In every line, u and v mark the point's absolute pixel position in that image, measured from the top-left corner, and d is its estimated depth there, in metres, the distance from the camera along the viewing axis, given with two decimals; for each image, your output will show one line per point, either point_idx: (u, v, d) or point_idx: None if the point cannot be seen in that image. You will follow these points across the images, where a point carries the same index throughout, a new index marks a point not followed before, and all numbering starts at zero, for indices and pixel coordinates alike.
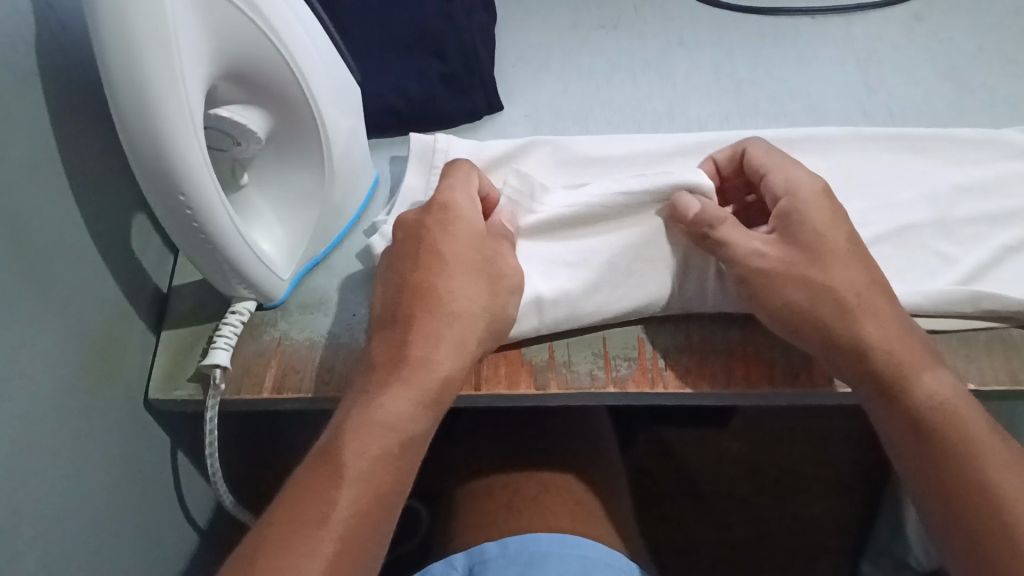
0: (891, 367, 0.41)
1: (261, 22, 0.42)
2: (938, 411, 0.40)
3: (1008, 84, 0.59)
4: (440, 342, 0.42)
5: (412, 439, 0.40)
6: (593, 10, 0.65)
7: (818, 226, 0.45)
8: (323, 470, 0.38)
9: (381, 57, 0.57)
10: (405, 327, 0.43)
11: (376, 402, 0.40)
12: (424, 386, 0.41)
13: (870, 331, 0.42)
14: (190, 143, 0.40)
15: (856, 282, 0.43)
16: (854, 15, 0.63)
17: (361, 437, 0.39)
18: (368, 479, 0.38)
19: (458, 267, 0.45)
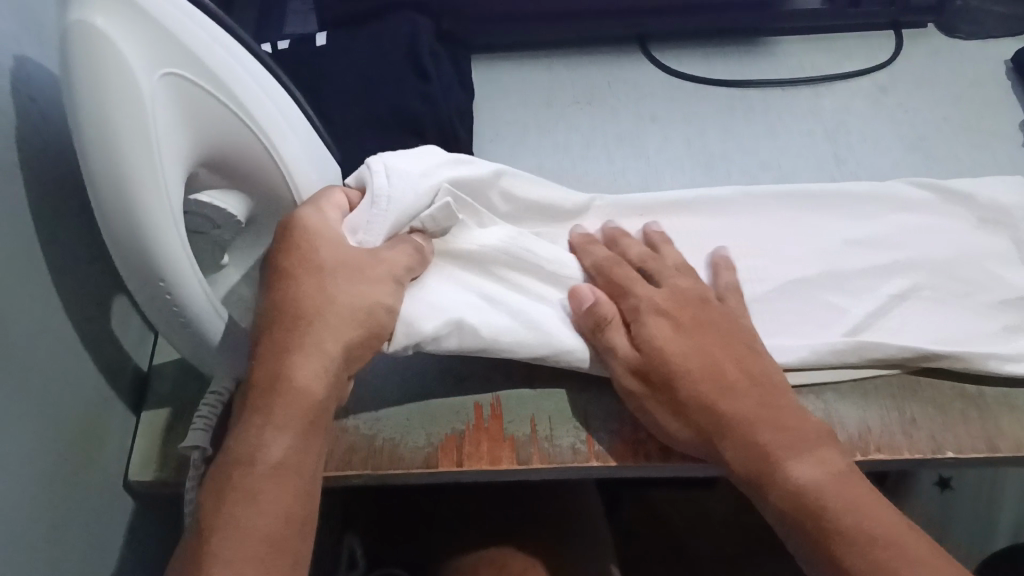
0: (763, 464, 0.40)
1: (238, 110, 0.43)
2: (807, 508, 0.38)
3: (972, 153, 0.61)
4: (298, 356, 0.39)
5: (294, 473, 0.37)
6: (566, 86, 0.66)
7: (682, 342, 0.44)
8: (207, 528, 0.35)
9: (356, 138, 0.58)
10: (263, 351, 0.39)
11: (250, 440, 0.37)
12: (289, 406, 0.38)
13: (728, 448, 0.41)
14: (172, 230, 0.41)
15: (714, 366, 0.43)
16: (822, 87, 0.65)
17: (236, 482, 0.36)
18: (250, 521, 0.35)
19: (311, 274, 0.40)
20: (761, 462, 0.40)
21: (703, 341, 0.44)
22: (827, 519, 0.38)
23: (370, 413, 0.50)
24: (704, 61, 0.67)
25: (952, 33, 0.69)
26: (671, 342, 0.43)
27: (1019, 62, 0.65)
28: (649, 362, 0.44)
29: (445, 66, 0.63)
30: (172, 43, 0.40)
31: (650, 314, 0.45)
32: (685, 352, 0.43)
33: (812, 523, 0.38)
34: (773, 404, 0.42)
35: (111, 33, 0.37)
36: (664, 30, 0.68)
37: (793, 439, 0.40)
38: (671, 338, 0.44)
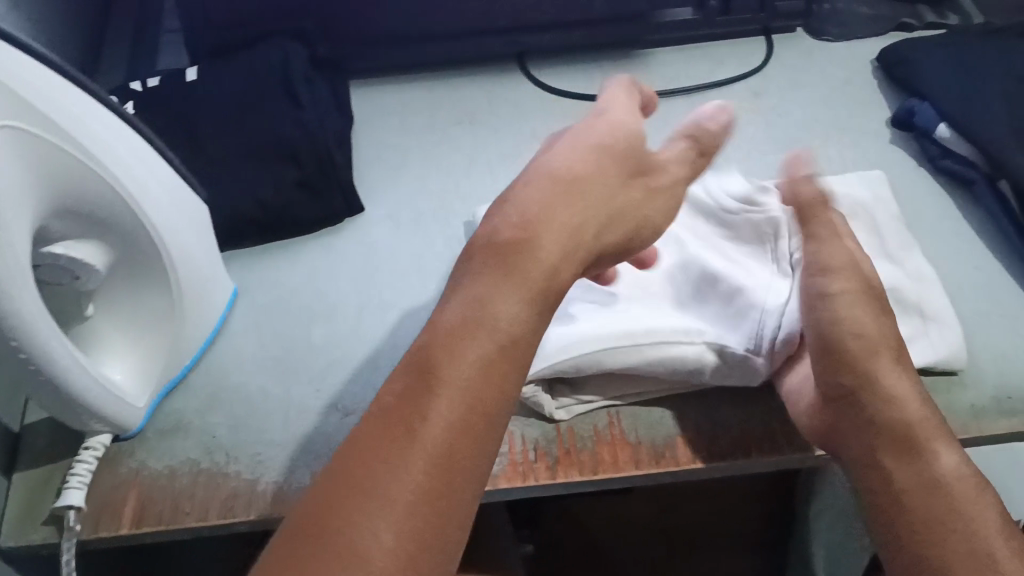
0: (915, 430, 0.44)
1: (89, 159, 0.42)
2: (930, 486, 0.42)
3: (843, 151, 0.62)
4: (552, 224, 0.39)
5: (492, 398, 0.34)
6: (447, 106, 0.66)
7: (878, 315, 0.48)
8: (423, 378, 0.34)
9: (229, 171, 0.57)
10: (477, 272, 0.38)
11: (480, 296, 0.37)
12: (538, 273, 0.38)
13: (882, 402, 0.45)
14: (21, 284, 0.39)
15: (880, 345, 0.47)
16: (697, 95, 0.66)
17: (440, 391, 0.34)
18: (471, 389, 0.34)
19: (547, 202, 0.40)
20: (918, 426, 0.44)
21: (889, 328, 0.48)
22: (941, 499, 0.41)
23: (253, 454, 0.49)
24: (582, 75, 0.68)
25: (820, 34, 0.71)
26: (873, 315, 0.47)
27: (884, 60, 0.67)
28: (844, 345, 0.46)
29: (321, 93, 0.62)
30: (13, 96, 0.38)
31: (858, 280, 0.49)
32: (864, 328, 0.47)
33: (891, 503, 0.42)
34: (884, 383, 0.45)
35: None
36: (541, 47, 0.68)
37: (925, 428, 0.44)
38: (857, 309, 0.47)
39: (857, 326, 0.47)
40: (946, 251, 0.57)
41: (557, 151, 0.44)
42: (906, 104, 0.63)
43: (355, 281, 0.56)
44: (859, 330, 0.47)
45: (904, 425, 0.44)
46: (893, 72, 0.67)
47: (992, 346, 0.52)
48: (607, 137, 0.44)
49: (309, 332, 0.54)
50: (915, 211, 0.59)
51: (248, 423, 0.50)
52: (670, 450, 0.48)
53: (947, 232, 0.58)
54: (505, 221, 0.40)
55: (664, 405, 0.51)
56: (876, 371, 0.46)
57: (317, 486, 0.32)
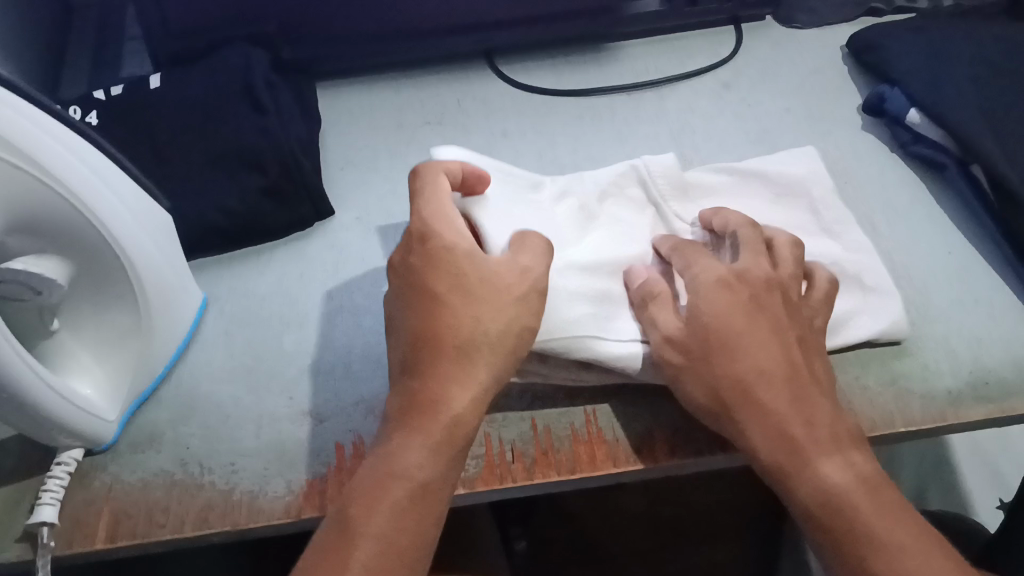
0: (795, 453, 0.41)
1: (49, 180, 0.42)
2: (838, 501, 0.40)
3: (813, 141, 0.62)
4: (445, 387, 0.41)
5: (404, 545, 0.37)
6: (415, 106, 0.66)
7: (734, 323, 0.44)
8: (338, 547, 0.37)
9: (194, 179, 0.57)
10: (383, 439, 0.40)
11: (390, 458, 0.39)
12: (433, 429, 0.40)
13: (756, 423, 0.42)
14: None
15: (755, 365, 0.43)
16: (666, 89, 0.66)
17: (354, 548, 0.37)
18: (385, 544, 0.37)
19: (438, 372, 0.41)
20: (787, 450, 0.41)
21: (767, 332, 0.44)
22: (840, 521, 0.40)
23: (226, 465, 0.48)
24: (551, 72, 0.68)
25: (789, 23, 0.71)
26: (740, 334, 0.43)
27: (854, 47, 0.67)
28: (718, 383, 0.43)
29: (287, 99, 0.62)
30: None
31: (703, 295, 0.45)
32: (726, 349, 0.43)
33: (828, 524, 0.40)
34: (770, 405, 0.42)
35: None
36: (508, 44, 0.68)
37: (819, 437, 0.41)
38: (718, 321, 0.44)
39: (746, 355, 0.43)
40: (919, 237, 0.57)
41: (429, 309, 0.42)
42: (877, 92, 0.63)
43: (326, 286, 0.56)
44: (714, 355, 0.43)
45: (791, 444, 0.41)
46: (863, 58, 0.66)
47: (967, 331, 0.52)
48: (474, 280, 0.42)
49: (281, 339, 0.54)
50: (888, 198, 0.59)
51: (221, 434, 0.50)
52: (646, 444, 0.49)
53: (919, 218, 0.58)
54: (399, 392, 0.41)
55: (639, 401, 0.51)
56: (770, 391, 0.42)
57: None
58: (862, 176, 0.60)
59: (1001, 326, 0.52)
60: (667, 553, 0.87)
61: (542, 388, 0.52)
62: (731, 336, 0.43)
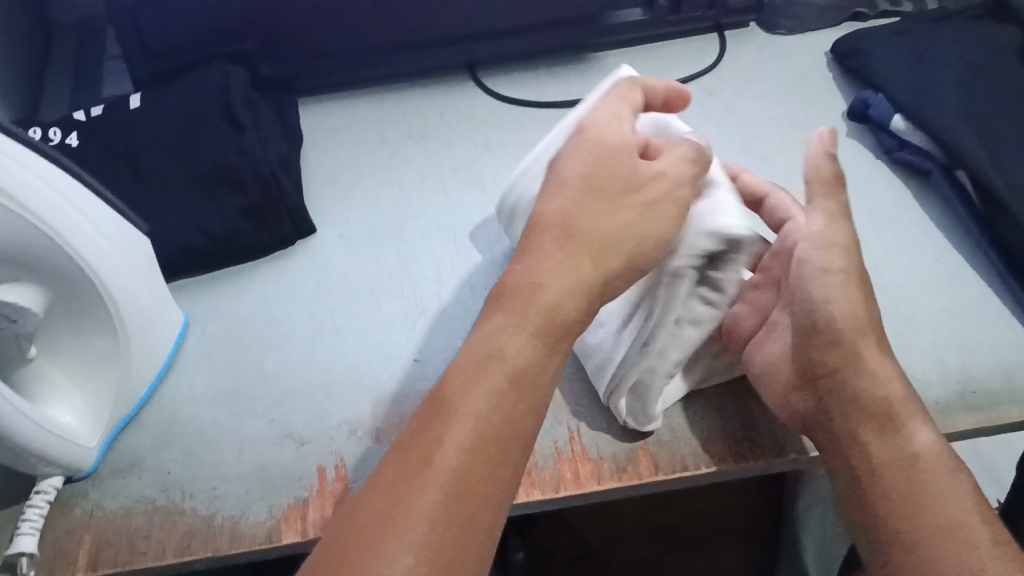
0: (892, 403, 0.43)
1: (13, 205, 0.41)
2: (931, 454, 0.41)
3: (799, 149, 0.62)
4: (560, 280, 0.40)
5: (505, 428, 0.36)
6: (398, 120, 0.66)
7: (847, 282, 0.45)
8: (438, 424, 0.36)
9: (174, 199, 0.56)
10: (498, 316, 0.40)
11: (494, 342, 0.39)
12: (538, 320, 0.39)
13: (868, 362, 0.44)
14: None
15: (857, 314, 0.45)
16: None
17: (459, 421, 0.36)
18: (485, 425, 0.36)
19: (565, 266, 0.41)
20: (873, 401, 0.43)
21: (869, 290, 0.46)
22: (912, 475, 0.41)
23: (208, 489, 0.48)
24: (534, 83, 0.67)
25: (772, 29, 0.70)
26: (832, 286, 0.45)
27: (838, 53, 0.67)
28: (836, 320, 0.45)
29: (267, 116, 0.61)
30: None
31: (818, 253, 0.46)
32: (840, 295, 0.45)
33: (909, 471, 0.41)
34: (870, 349, 0.44)
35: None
36: (490, 57, 0.68)
37: (909, 398, 0.43)
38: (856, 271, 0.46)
39: (845, 301, 0.45)
40: (905, 244, 0.56)
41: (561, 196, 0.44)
42: (862, 98, 0.63)
43: (306, 304, 0.56)
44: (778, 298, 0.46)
45: (890, 394, 0.43)
46: (846, 64, 0.66)
47: (955, 339, 0.51)
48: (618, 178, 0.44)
49: (262, 360, 0.53)
50: (873, 204, 0.59)
51: (203, 457, 0.49)
52: (631, 461, 0.48)
53: (906, 224, 0.57)
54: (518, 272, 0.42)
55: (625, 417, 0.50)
56: (867, 338, 0.44)
57: (348, 509, 0.34)
58: (848, 183, 0.60)
59: (988, 333, 0.51)
60: (665, 560, 0.87)
61: None
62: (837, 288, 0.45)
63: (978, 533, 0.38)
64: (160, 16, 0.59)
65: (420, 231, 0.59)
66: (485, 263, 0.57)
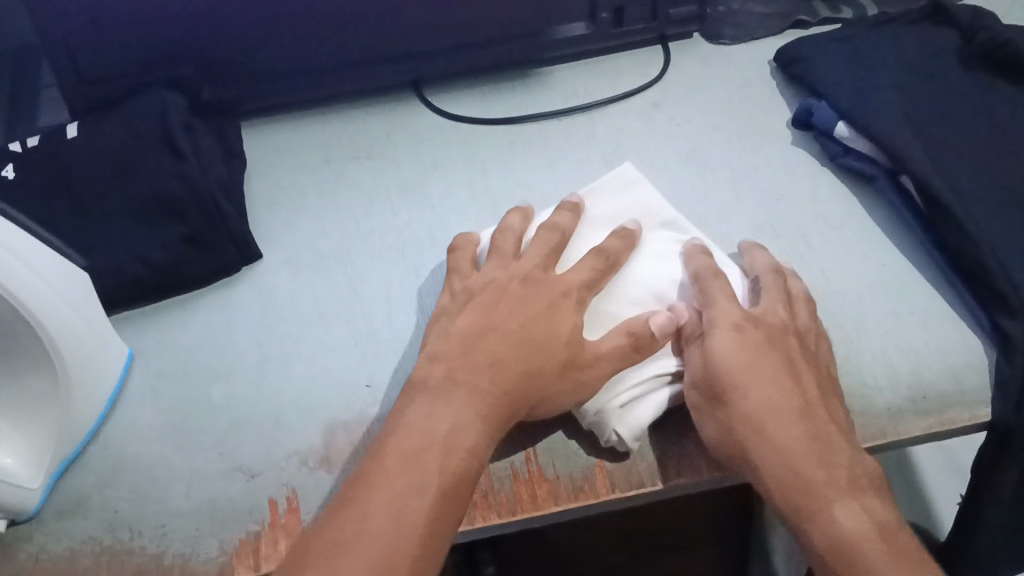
0: (796, 497, 0.40)
1: None
2: (849, 543, 0.38)
3: (744, 158, 0.62)
4: (495, 377, 0.42)
5: (448, 510, 0.38)
6: (345, 140, 0.65)
7: (746, 358, 0.44)
8: (405, 482, 0.37)
9: (113, 230, 0.55)
10: (432, 402, 0.41)
11: (443, 424, 0.40)
12: (484, 408, 0.41)
13: (764, 457, 0.41)
14: None
15: (744, 404, 0.43)
16: (596, 111, 0.65)
17: (401, 500, 0.37)
18: (431, 505, 0.37)
19: (498, 360, 0.43)
20: (796, 488, 0.40)
21: (770, 360, 0.44)
22: (839, 566, 0.38)
23: (156, 527, 0.47)
24: (482, 99, 0.67)
25: (716, 38, 0.71)
26: (737, 374, 0.43)
27: (780, 60, 0.67)
28: (731, 421, 0.43)
29: (208, 143, 0.61)
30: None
31: (718, 330, 0.45)
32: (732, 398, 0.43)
33: (839, 563, 0.38)
34: (773, 434, 0.42)
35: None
36: (435, 75, 0.67)
37: (831, 476, 0.40)
38: (734, 365, 0.44)
39: (739, 392, 0.43)
40: (852, 250, 0.57)
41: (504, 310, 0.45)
42: (805, 105, 0.63)
43: (254, 332, 0.55)
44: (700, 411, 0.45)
45: (797, 481, 0.40)
46: (790, 71, 0.66)
47: (903, 342, 0.52)
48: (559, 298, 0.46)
49: (209, 392, 0.52)
50: (819, 210, 0.59)
51: (151, 494, 0.48)
52: (588, 480, 0.48)
53: (852, 230, 0.58)
54: (448, 366, 0.43)
55: (579, 434, 0.50)
56: (769, 421, 0.42)
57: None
58: (794, 190, 0.60)
59: (935, 335, 0.52)
60: (637, 567, 0.85)
61: None
62: (727, 374, 0.44)
63: None
64: (94, 43, 0.58)
65: (370, 253, 0.58)
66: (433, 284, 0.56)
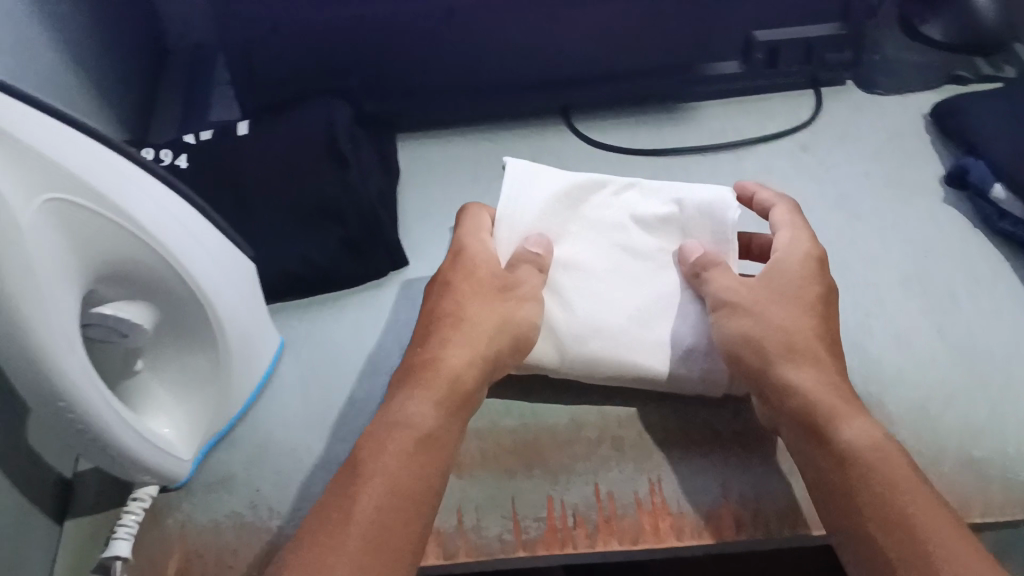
0: (822, 412, 0.43)
1: (129, 226, 0.41)
2: (876, 447, 0.41)
3: (891, 209, 0.62)
4: (455, 359, 0.46)
5: (419, 467, 0.41)
6: (493, 158, 0.68)
7: (794, 269, 0.49)
8: (358, 473, 0.40)
9: (275, 227, 0.58)
10: (399, 392, 0.45)
11: (399, 413, 0.43)
12: (436, 387, 0.44)
13: (799, 375, 0.45)
14: (67, 354, 0.39)
15: (787, 326, 0.47)
16: (744, 151, 0.66)
17: (366, 483, 0.39)
18: (400, 480, 0.40)
19: (453, 333, 0.47)
20: (836, 398, 0.44)
21: (817, 291, 0.48)
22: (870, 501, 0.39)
23: (295, 511, 0.49)
24: (629, 128, 0.69)
25: (870, 87, 0.70)
26: (799, 274, 0.49)
27: (937, 114, 0.66)
28: (759, 337, 0.46)
29: (366, 151, 0.64)
30: (32, 159, 0.37)
31: (787, 251, 0.50)
32: (761, 311, 0.47)
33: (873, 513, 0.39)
34: (804, 363, 0.45)
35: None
36: (586, 102, 0.69)
37: (846, 409, 0.43)
38: (792, 275, 0.49)
39: (781, 316, 0.47)
40: (1000, 312, 0.56)
41: (455, 303, 0.48)
42: (960, 164, 0.62)
43: (397, 336, 0.57)
44: (724, 315, 0.48)
45: (823, 405, 0.43)
46: (947, 125, 0.65)
47: None
48: (507, 285, 0.49)
49: (351, 388, 0.55)
50: (968, 269, 0.58)
51: (291, 480, 0.51)
52: (715, 520, 0.48)
53: (1002, 292, 0.57)
54: (414, 358, 0.47)
55: (707, 469, 0.50)
56: (807, 350, 0.46)
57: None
58: (942, 245, 0.59)
59: None
60: None
61: (607, 451, 0.51)
62: (786, 294, 0.48)
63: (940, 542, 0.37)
64: (271, 49, 0.62)
65: None
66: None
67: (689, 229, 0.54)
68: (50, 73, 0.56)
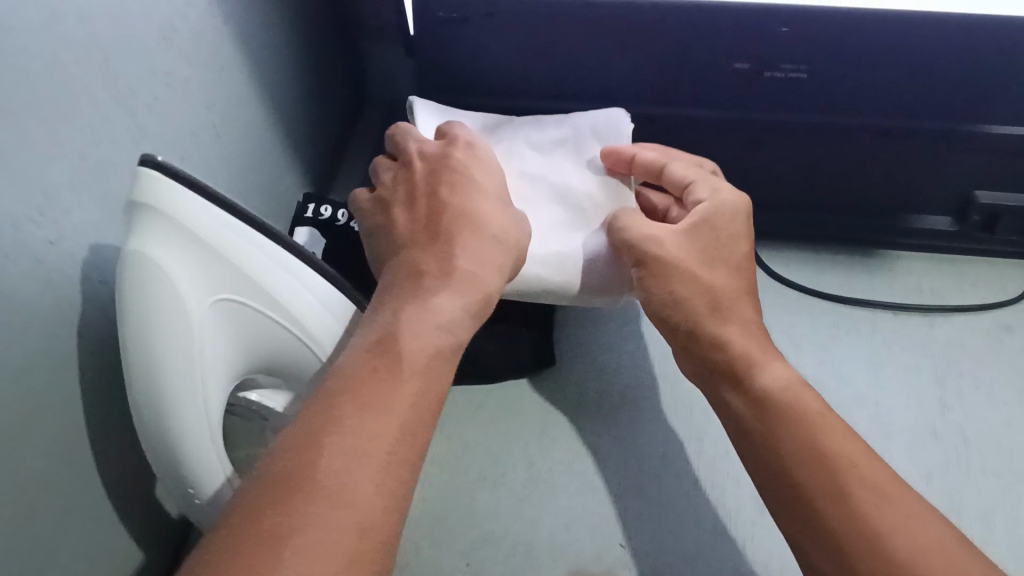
0: (741, 357, 0.45)
1: (289, 325, 0.41)
2: (788, 393, 0.43)
3: None
4: (480, 265, 0.44)
5: (442, 366, 0.38)
6: None
7: (719, 231, 0.48)
8: (383, 366, 0.36)
9: None
10: (419, 276, 0.42)
11: (429, 299, 0.41)
12: (467, 284, 0.42)
13: (726, 329, 0.46)
14: (204, 445, 0.38)
15: (719, 283, 0.47)
16: (937, 319, 0.61)
17: (395, 380, 0.36)
18: (424, 378, 0.37)
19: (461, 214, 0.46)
20: (757, 354, 0.45)
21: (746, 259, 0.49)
22: (831, 472, 0.38)
23: None
24: (814, 266, 0.65)
25: None
26: (722, 238, 0.48)
27: None
28: (695, 292, 0.46)
29: None
30: (205, 255, 0.38)
31: (718, 202, 0.49)
32: (698, 270, 0.47)
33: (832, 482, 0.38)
34: (733, 318, 0.46)
35: (147, 254, 0.36)
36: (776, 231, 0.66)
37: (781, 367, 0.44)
38: (722, 229, 0.48)
39: (714, 270, 0.47)
40: None
41: (472, 203, 0.46)
42: None
43: (529, 448, 0.56)
44: (653, 275, 0.47)
45: (742, 355, 0.45)
46: None
47: None
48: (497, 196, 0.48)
49: (473, 495, 0.53)
50: None
51: None
52: None
53: None
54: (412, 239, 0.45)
55: None
56: (734, 305, 0.47)
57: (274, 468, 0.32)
58: None
59: None
60: None
61: None
62: (722, 254, 0.48)
63: (903, 519, 0.36)
64: None
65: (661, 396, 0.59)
66: (709, 463, 0.55)
67: (586, 149, 0.55)
68: (259, 130, 0.58)
